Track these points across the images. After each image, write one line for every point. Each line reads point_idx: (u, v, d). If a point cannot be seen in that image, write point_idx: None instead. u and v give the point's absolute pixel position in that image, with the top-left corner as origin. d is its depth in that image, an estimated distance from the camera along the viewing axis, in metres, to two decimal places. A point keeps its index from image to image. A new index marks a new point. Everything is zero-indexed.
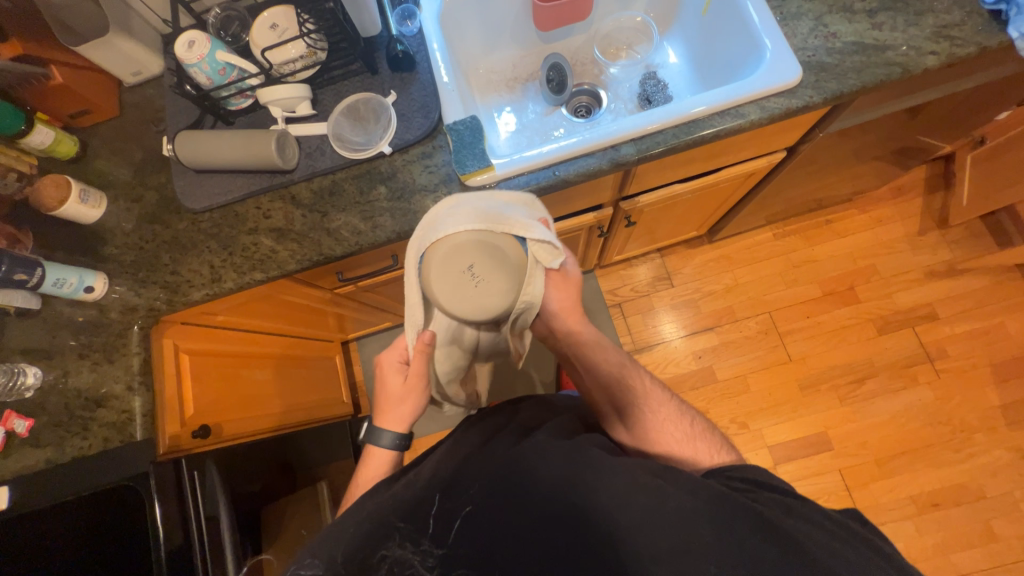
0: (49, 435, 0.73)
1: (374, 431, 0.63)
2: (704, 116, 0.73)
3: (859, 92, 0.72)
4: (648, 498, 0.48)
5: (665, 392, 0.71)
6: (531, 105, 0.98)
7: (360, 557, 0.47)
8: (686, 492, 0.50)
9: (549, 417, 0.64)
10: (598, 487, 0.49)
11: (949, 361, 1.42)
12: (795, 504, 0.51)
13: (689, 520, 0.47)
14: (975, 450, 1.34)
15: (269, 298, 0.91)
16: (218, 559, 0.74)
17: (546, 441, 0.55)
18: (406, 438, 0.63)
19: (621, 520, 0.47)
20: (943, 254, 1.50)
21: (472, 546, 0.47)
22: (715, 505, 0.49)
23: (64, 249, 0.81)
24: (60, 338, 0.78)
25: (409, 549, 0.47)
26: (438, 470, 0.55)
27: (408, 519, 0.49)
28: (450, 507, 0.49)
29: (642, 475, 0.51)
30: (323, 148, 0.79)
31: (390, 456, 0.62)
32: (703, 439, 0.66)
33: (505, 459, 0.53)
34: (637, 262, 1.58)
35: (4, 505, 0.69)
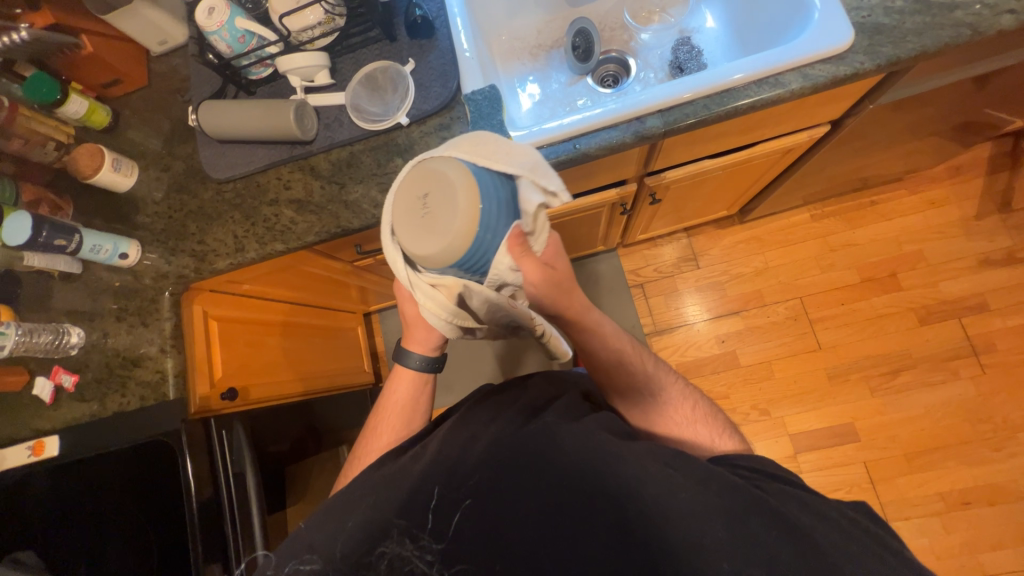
0: (93, 390, 0.79)
1: (404, 351, 0.70)
2: (740, 84, 0.68)
3: (919, 57, 0.65)
4: (658, 489, 0.47)
5: (670, 372, 0.69)
6: (554, 75, 0.94)
7: (359, 555, 0.47)
8: (697, 484, 0.48)
9: (559, 394, 0.65)
10: (608, 475, 0.49)
11: (997, 356, 1.33)
12: (804, 497, 0.51)
13: (701, 513, 0.46)
14: (1017, 450, 1.27)
15: (292, 268, 0.94)
16: (245, 513, 0.77)
17: (554, 421, 0.55)
18: (434, 362, 0.70)
19: (631, 510, 0.47)
20: (1001, 240, 1.38)
21: (473, 538, 0.47)
22: (730, 498, 0.48)
23: (100, 216, 0.84)
24: (101, 301, 0.83)
25: (408, 547, 0.47)
26: (443, 446, 0.56)
27: (404, 516, 0.49)
28: (450, 501, 0.49)
29: (654, 464, 0.50)
30: (342, 119, 0.79)
31: (419, 375, 0.71)
32: (705, 421, 0.66)
33: (510, 438, 0.54)
34: (663, 242, 1.53)
35: (55, 453, 0.76)
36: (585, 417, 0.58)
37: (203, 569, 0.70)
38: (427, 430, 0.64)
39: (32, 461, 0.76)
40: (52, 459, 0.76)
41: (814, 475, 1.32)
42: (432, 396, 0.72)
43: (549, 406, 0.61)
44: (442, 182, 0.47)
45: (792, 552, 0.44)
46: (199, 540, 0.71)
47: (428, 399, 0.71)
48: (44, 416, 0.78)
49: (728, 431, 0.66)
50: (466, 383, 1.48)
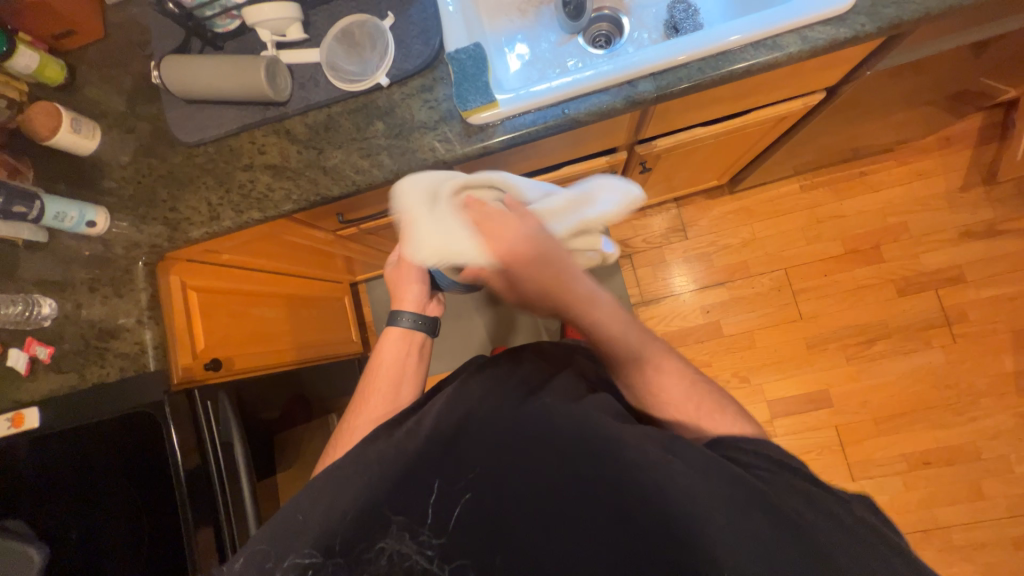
0: (71, 362, 0.78)
1: (395, 313, 0.75)
2: (738, 47, 0.65)
3: (921, 20, 0.62)
4: (659, 476, 0.49)
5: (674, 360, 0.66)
6: (544, 34, 0.88)
7: (359, 551, 0.50)
8: (699, 472, 0.50)
9: (555, 370, 0.66)
10: (609, 463, 0.51)
11: (968, 326, 1.37)
12: (800, 483, 0.52)
13: (702, 502, 0.48)
14: (979, 414, 1.34)
15: (271, 238, 0.91)
16: (234, 483, 0.78)
17: (552, 404, 0.57)
18: (421, 320, 0.75)
19: (631, 500, 0.49)
20: (983, 213, 1.40)
21: (470, 532, 0.50)
22: (732, 488, 0.49)
23: (64, 181, 0.80)
24: (71, 271, 0.80)
25: (408, 543, 0.50)
26: (440, 424, 0.57)
27: (402, 513, 0.52)
28: (447, 494, 0.52)
29: (652, 450, 0.52)
30: (317, 78, 0.74)
31: (407, 334, 0.74)
32: (713, 407, 0.62)
33: (507, 424, 0.55)
34: (651, 212, 1.52)
35: (35, 424, 0.76)
36: (584, 399, 0.59)
37: (196, 533, 0.72)
38: (426, 397, 0.65)
39: (12, 432, 0.75)
40: (32, 430, 0.75)
41: (787, 438, 1.39)
42: (424, 361, 0.75)
43: (549, 383, 0.62)
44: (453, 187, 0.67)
45: (788, 542, 0.46)
46: (189, 507, 0.72)
47: (422, 359, 0.75)
48: (22, 388, 0.78)
49: (741, 418, 0.61)
50: (454, 352, 1.49)
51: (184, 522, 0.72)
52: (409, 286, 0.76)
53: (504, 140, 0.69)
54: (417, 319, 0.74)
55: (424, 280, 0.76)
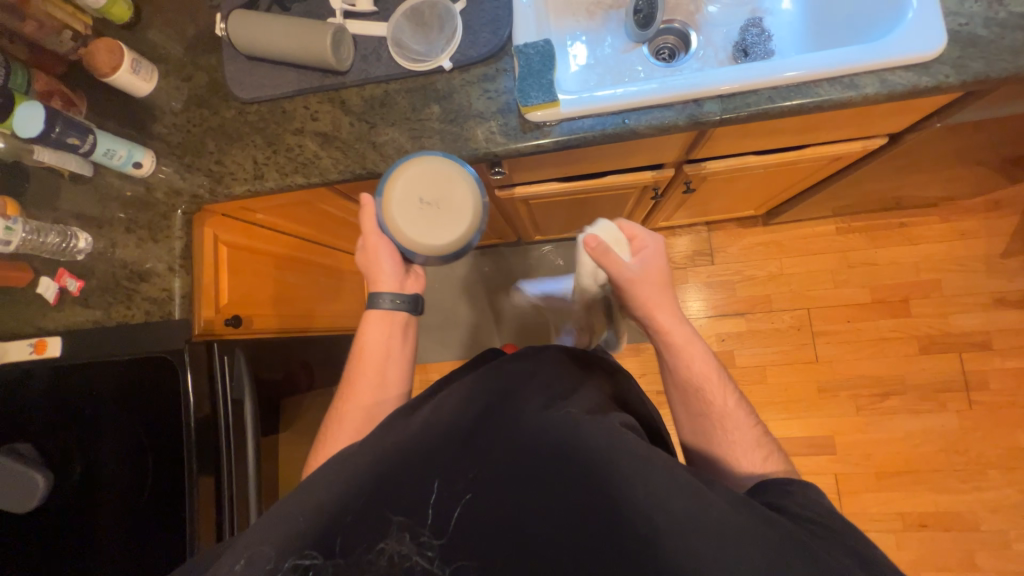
0: (98, 298, 0.79)
1: (374, 296, 0.73)
2: (796, 83, 0.63)
3: (1008, 79, 0.60)
4: (691, 501, 0.49)
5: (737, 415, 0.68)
6: (609, 39, 0.87)
7: (358, 551, 0.48)
8: (729, 504, 0.50)
9: (579, 382, 0.66)
10: (639, 481, 0.49)
11: (987, 395, 1.35)
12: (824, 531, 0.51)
13: (733, 535, 0.47)
14: (984, 485, 1.31)
15: (306, 205, 0.92)
16: (239, 440, 0.78)
17: (576, 413, 0.57)
18: (403, 301, 0.73)
19: (660, 524, 0.47)
20: (1020, 282, 1.37)
21: (476, 537, 0.48)
22: (759, 525, 0.49)
23: (116, 119, 0.80)
24: (110, 210, 0.80)
25: (408, 543, 0.49)
26: (456, 416, 0.57)
27: (403, 512, 0.50)
28: (450, 496, 0.50)
29: (682, 475, 0.51)
30: (380, 53, 0.73)
31: (390, 316, 0.73)
32: (753, 446, 0.66)
33: (529, 429, 0.55)
34: (680, 232, 1.51)
35: (57, 353, 0.77)
36: (604, 413, 0.60)
37: (197, 479, 0.72)
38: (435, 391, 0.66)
39: (33, 359, 0.77)
40: (53, 359, 0.77)
41: None
42: (410, 343, 0.75)
43: (569, 394, 0.62)
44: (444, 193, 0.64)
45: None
46: (193, 457, 0.73)
47: (409, 341, 0.75)
48: (47, 316, 0.79)
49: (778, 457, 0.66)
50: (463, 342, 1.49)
51: (188, 470, 0.73)
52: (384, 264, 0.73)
53: (559, 141, 0.68)
54: (397, 298, 0.73)
55: (394, 256, 0.73)
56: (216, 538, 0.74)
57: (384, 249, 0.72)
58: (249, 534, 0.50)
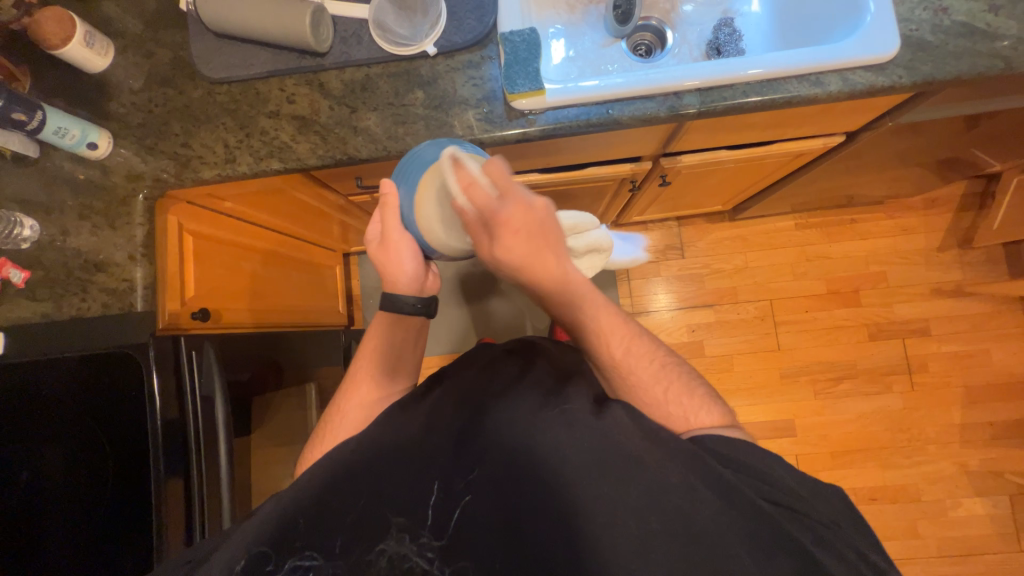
0: (46, 290, 0.72)
1: (392, 298, 0.67)
2: (754, 81, 0.67)
3: (952, 82, 0.66)
4: (680, 501, 0.51)
5: (652, 349, 0.64)
6: (589, 33, 0.88)
7: (359, 553, 0.53)
8: (720, 498, 0.51)
9: (568, 372, 0.67)
10: (635, 481, 0.52)
11: (927, 377, 1.47)
12: (806, 513, 0.51)
13: (717, 530, 0.50)
14: (925, 459, 1.43)
15: (280, 193, 0.88)
16: (209, 445, 0.73)
17: (575, 413, 0.58)
18: (424, 304, 0.68)
19: (654, 521, 0.51)
20: (954, 274, 1.50)
21: (469, 533, 0.55)
22: (747, 520, 0.50)
23: (67, 97, 0.74)
24: (58, 194, 0.74)
25: (409, 545, 0.54)
26: (458, 420, 0.62)
27: (401, 514, 0.55)
28: (449, 498, 0.56)
29: (677, 473, 0.52)
30: (361, 35, 0.72)
31: (404, 318, 0.69)
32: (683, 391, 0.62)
33: (528, 428, 0.58)
34: (652, 227, 1.55)
35: (1, 349, 0.69)
36: (604, 410, 0.59)
37: (164, 483, 0.68)
38: (426, 387, 0.68)
39: None
40: None
41: None
42: (417, 345, 0.74)
43: (562, 389, 0.63)
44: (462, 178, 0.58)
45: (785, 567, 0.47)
46: (160, 459, 0.68)
47: (415, 343, 0.74)
48: None
49: (719, 408, 0.62)
50: (440, 337, 1.49)
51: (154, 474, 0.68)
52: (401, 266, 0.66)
53: (544, 129, 0.69)
54: (418, 301, 0.68)
55: (418, 253, 0.66)
56: (185, 543, 0.69)
57: (407, 248, 0.64)
58: (241, 535, 0.53)
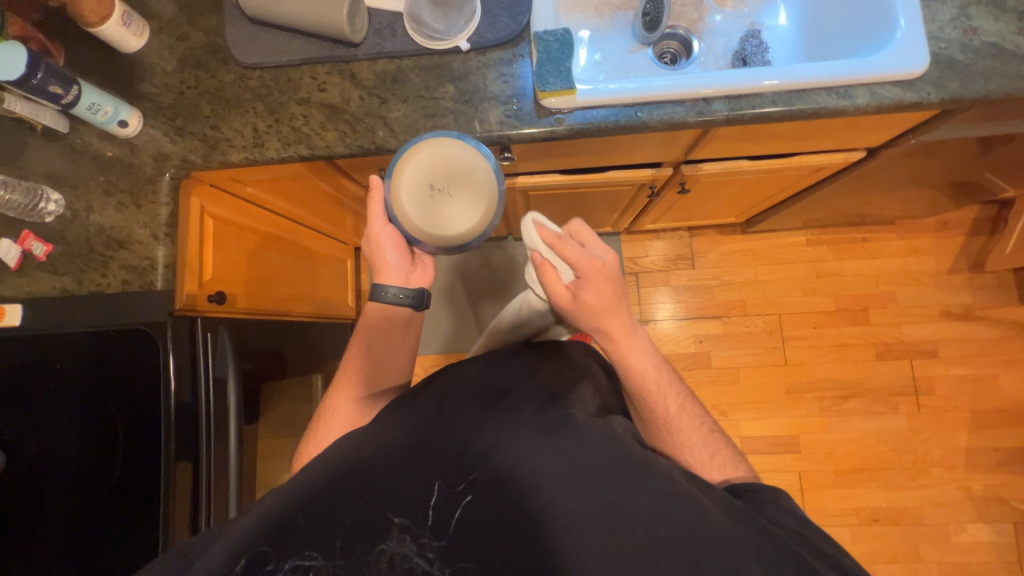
0: (67, 265, 0.72)
1: (378, 287, 0.71)
2: (770, 92, 0.68)
3: (979, 101, 0.66)
4: (688, 511, 0.49)
5: (692, 409, 0.68)
6: (617, 38, 0.89)
7: (359, 552, 0.48)
8: (724, 514, 0.51)
9: (571, 378, 0.69)
10: (642, 489, 0.51)
11: (934, 398, 1.46)
12: (804, 534, 0.52)
13: (726, 542, 0.48)
14: (930, 482, 1.42)
15: (302, 180, 0.89)
16: (222, 430, 0.73)
17: (577, 416, 0.58)
18: (408, 294, 0.71)
19: (661, 531, 0.48)
20: (963, 297, 1.50)
21: (472, 539, 0.49)
22: (754, 534, 0.49)
23: (101, 75, 0.75)
24: (84, 170, 0.74)
25: (409, 544, 0.49)
26: (458, 416, 0.61)
27: (403, 513, 0.50)
28: (450, 498, 0.51)
29: (682, 483, 0.52)
30: (395, 28, 0.72)
31: (391, 308, 0.71)
32: (710, 444, 0.67)
33: (533, 428, 0.56)
34: (663, 236, 1.56)
35: (17, 322, 0.69)
36: (607, 416, 0.62)
37: (174, 464, 0.67)
38: (425, 383, 0.69)
39: None
40: (13, 328, 0.69)
41: None
42: (414, 338, 0.75)
43: (567, 394, 0.64)
44: (438, 167, 0.64)
45: None
46: (171, 440, 0.68)
47: (411, 335, 0.75)
48: (5, 282, 0.71)
49: (739, 462, 0.66)
50: (448, 336, 1.48)
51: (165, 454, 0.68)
52: (385, 254, 0.70)
53: (573, 129, 0.69)
54: (403, 293, 0.71)
55: (400, 243, 0.71)
56: (190, 532, 0.68)
57: (388, 239, 0.70)
58: (234, 529, 0.50)
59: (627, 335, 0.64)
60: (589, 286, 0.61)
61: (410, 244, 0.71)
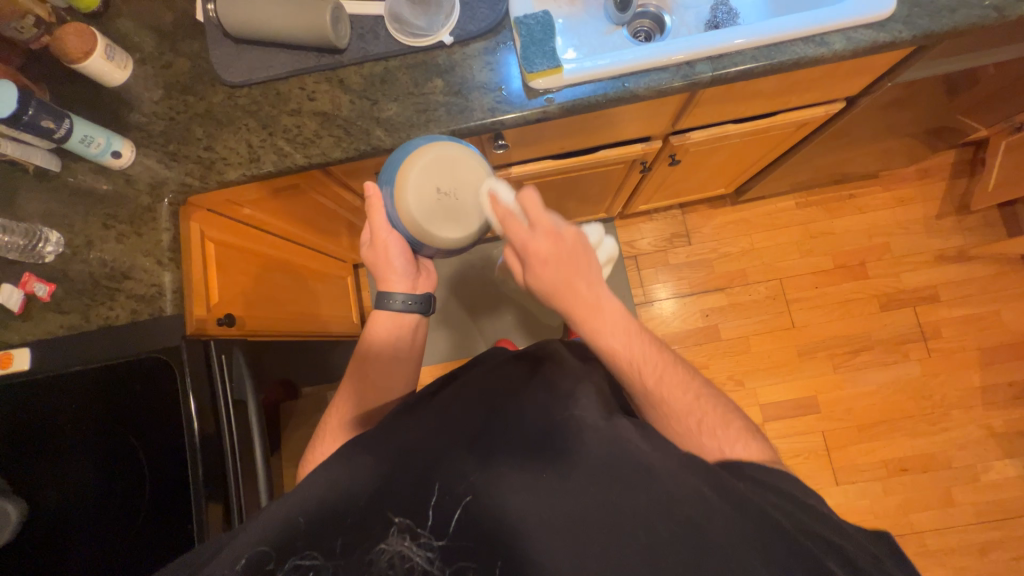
0: (74, 302, 0.71)
1: (384, 294, 0.69)
2: (741, 50, 0.70)
3: (949, 33, 0.69)
4: (693, 511, 0.46)
5: (686, 381, 0.61)
6: (591, 22, 0.91)
7: (359, 552, 0.47)
8: (732, 507, 0.47)
9: (575, 372, 0.64)
10: (645, 489, 0.48)
11: (942, 342, 1.48)
12: (821, 531, 0.47)
13: (733, 548, 0.44)
14: (951, 425, 1.43)
15: (299, 194, 0.89)
16: (248, 456, 0.71)
17: (585, 415, 0.54)
18: (415, 301, 0.70)
19: (661, 531, 0.46)
20: (955, 239, 1.53)
21: (472, 538, 0.47)
22: (763, 532, 0.45)
23: (88, 112, 0.75)
24: (80, 206, 0.74)
25: (409, 544, 0.48)
26: (464, 415, 0.58)
27: (404, 512, 0.49)
28: (450, 496, 0.50)
29: (689, 480, 0.48)
30: (377, 31, 0.74)
31: (400, 315, 0.70)
32: (719, 422, 0.59)
33: (537, 434, 0.53)
34: (657, 217, 1.58)
35: (27, 365, 0.68)
36: (614, 417, 0.55)
37: (205, 503, 0.65)
38: (438, 386, 0.67)
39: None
40: (24, 372, 0.68)
41: (777, 442, 1.44)
42: (422, 334, 0.74)
43: (566, 385, 0.61)
44: (433, 172, 0.63)
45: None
46: (199, 461, 0.66)
47: (420, 334, 0.74)
48: (9, 328, 0.70)
49: (756, 442, 0.58)
50: (457, 341, 1.48)
51: (194, 492, 0.66)
52: (390, 263, 0.69)
53: (563, 106, 0.71)
54: (410, 299, 0.70)
55: (407, 252, 0.69)
56: (224, 525, 0.66)
57: (395, 246, 0.68)
58: (244, 533, 0.49)
59: (601, 314, 0.58)
60: (548, 262, 0.57)
61: (415, 252, 0.70)
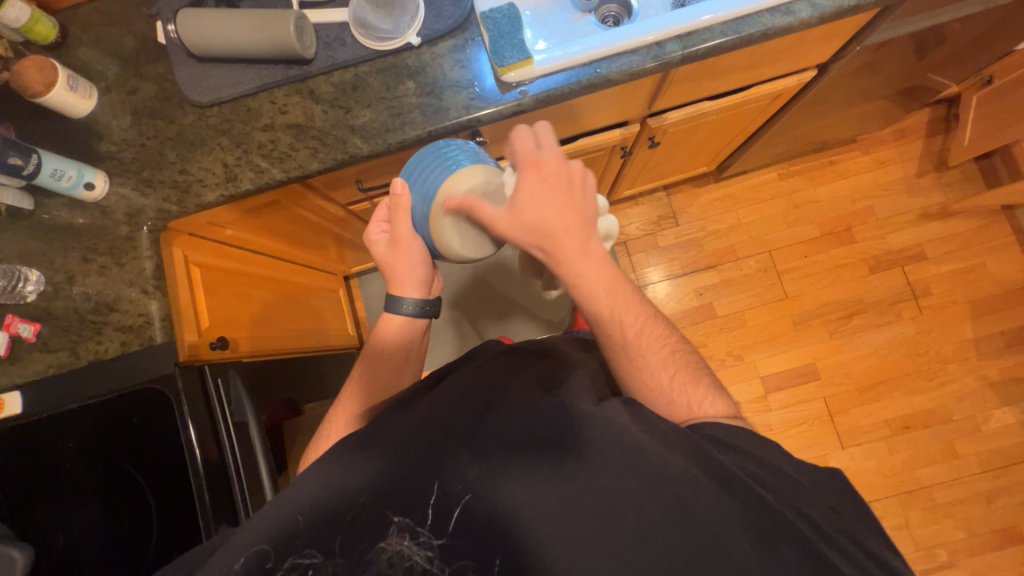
0: (58, 340, 0.69)
1: (395, 299, 0.68)
2: (709, 26, 0.70)
3: None
4: (681, 490, 0.47)
5: (664, 338, 0.62)
6: (558, 11, 0.91)
7: (358, 551, 0.46)
8: (720, 487, 0.48)
9: (567, 368, 0.65)
10: (637, 471, 0.48)
11: (932, 299, 1.50)
12: (804, 504, 0.49)
13: (720, 522, 0.46)
14: (948, 378, 1.45)
15: (281, 209, 0.88)
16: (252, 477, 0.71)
17: (578, 405, 0.55)
18: (427, 307, 0.70)
19: (654, 514, 0.46)
20: (936, 196, 1.55)
21: (472, 534, 0.47)
22: (749, 510, 0.47)
23: (56, 145, 0.74)
24: (57, 242, 0.72)
25: (408, 543, 0.47)
26: (455, 412, 0.57)
27: (403, 512, 0.48)
28: (449, 494, 0.49)
29: (676, 460, 0.49)
30: (344, 38, 0.73)
31: (411, 321, 0.70)
32: (690, 378, 0.61)
33: (527, 422, 0.53)
34: (643, 201, 1.59)
35: (18, 410, 0.67)
36: (606, 403, 0.57)
37: (214, 530, 0.64)
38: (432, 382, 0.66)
39: None
40: (16, 416, 0.66)
41: (781, 412, 1.45)
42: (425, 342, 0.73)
43: (561, 379, 0.61)
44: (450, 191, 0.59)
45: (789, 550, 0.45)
46: (205, 489, 0.65)
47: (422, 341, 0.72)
48: None
49: (724, 400, 0.60)
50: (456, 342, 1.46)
51: (203, 520, 0.65)
52: (409, 270, 0.67)
53: (537, 97, 0.70)
54: (424, 305, 0.69)
55: (425, 260, 0.68)
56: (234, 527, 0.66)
57: (417, 254, 0.66)
58: (246, 532, 0.49)
59: (587, 258, 0.54)
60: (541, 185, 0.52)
61: (434, 260, 0.69)
